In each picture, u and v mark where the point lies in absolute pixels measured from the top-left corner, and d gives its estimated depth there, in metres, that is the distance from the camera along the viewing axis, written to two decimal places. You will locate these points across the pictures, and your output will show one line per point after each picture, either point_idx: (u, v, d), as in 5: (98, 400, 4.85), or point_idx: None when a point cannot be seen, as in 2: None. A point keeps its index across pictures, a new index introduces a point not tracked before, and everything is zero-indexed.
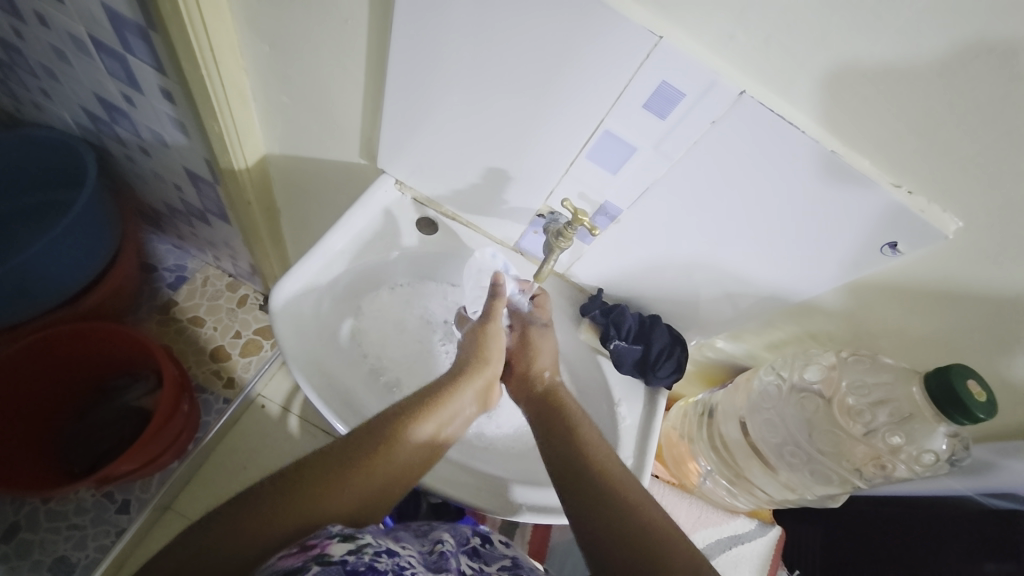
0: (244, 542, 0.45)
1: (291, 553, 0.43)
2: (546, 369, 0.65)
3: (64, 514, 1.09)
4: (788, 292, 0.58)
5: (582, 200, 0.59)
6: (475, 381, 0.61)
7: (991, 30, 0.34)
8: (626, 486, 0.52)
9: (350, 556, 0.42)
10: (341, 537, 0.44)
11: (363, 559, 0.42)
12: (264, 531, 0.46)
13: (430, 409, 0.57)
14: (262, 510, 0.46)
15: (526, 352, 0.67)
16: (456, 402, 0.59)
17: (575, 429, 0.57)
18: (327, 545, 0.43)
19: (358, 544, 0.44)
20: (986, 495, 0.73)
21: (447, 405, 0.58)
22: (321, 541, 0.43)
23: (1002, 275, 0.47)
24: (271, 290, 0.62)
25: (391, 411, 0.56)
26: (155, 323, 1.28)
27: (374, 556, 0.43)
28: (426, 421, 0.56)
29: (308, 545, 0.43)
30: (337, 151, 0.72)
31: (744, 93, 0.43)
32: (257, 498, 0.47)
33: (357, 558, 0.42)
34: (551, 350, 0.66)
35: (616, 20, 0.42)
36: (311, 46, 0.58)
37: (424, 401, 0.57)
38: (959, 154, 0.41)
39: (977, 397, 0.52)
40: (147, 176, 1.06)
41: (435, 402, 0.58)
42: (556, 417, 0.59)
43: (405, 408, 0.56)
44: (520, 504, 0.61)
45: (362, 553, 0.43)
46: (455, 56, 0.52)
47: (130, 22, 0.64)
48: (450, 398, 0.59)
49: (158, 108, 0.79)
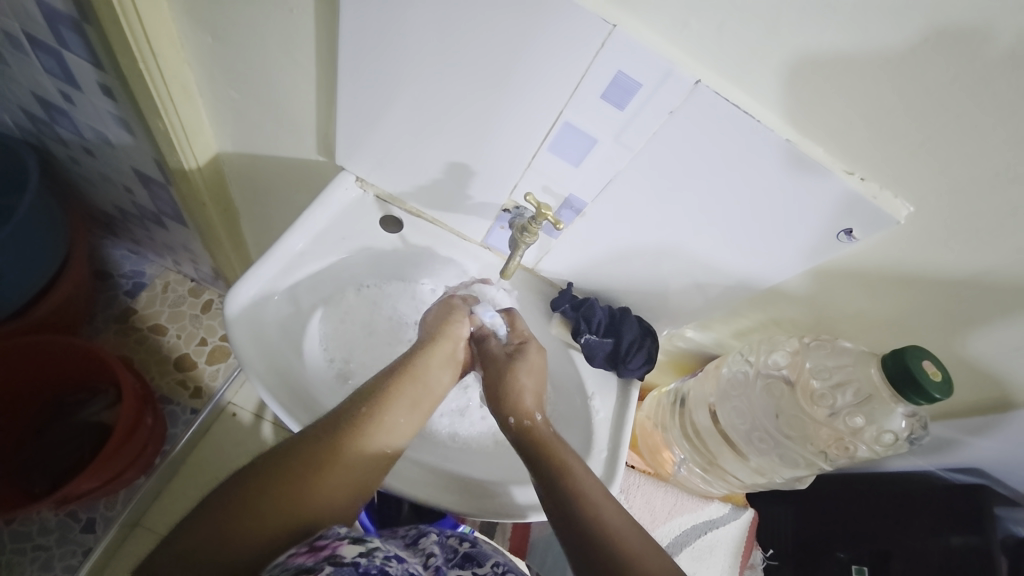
0: (227, 548, 0.43)
1: (302, 552, 0.42)
2: (512, 416, 0.61)
3: (28, 535, 1.04)
4: (754, 279, 0.59)
5: (546, 193, 0.58)
6: (441, 353, 0.61)
7: (933, 17, 0.34)
8: (584, 486, 0.53)
9: (362, 559, 0.41)
10: (351, 539, 0.43)
11: (375, 562, 0.41)
12: (245, 533, 0.44)
13: (396, 384, 0.56)
14: (240, 509, 0.45)
15: (506, 374, 0.63)
16: (425, 376, 0.58)
17: (549, 448, 0.57)
18: (339, 546, 0.42)
19: (368, 548, 0.43)
20: (948, 471, 0.79)
21: (415, 379, 0.57)
22: (332, 542, 0.42)
23: (953, 257, 0.48)
24: (226, 296, 0.60)
25: (360, 393, 0.55)
26: (113, 333, 1.22)
27: (384, 561, 0.42)
28: (396, 398, 0.55)
29: (318, 545, 0.42)
30: (294, 148, 0.69)
31: (699, 83, 0.43)
32: (232, 497, 0.46)
33: (368, 560, 0.41)
34: (535, 369, 0.64)
35: (568, 8, 0.41)
36: (258, 38, 0.56)
37: (392, 379, 0.56)
38: (909, 139, 0.41)
39: (932, 377, 0.54)
40: (95, 179, 1.00)
41: (402, 377, 0.57)
42: (535, 442, 0.58)
43: (373, 389, 0.55)
44: (525, 507, 0.60)
45: (373, 556, 0.42)
46: (408, 49, 0.50)
47: (61, 15, 0.60)
48: (417, 372, 0.58)
49: (99, 107, 0.74)
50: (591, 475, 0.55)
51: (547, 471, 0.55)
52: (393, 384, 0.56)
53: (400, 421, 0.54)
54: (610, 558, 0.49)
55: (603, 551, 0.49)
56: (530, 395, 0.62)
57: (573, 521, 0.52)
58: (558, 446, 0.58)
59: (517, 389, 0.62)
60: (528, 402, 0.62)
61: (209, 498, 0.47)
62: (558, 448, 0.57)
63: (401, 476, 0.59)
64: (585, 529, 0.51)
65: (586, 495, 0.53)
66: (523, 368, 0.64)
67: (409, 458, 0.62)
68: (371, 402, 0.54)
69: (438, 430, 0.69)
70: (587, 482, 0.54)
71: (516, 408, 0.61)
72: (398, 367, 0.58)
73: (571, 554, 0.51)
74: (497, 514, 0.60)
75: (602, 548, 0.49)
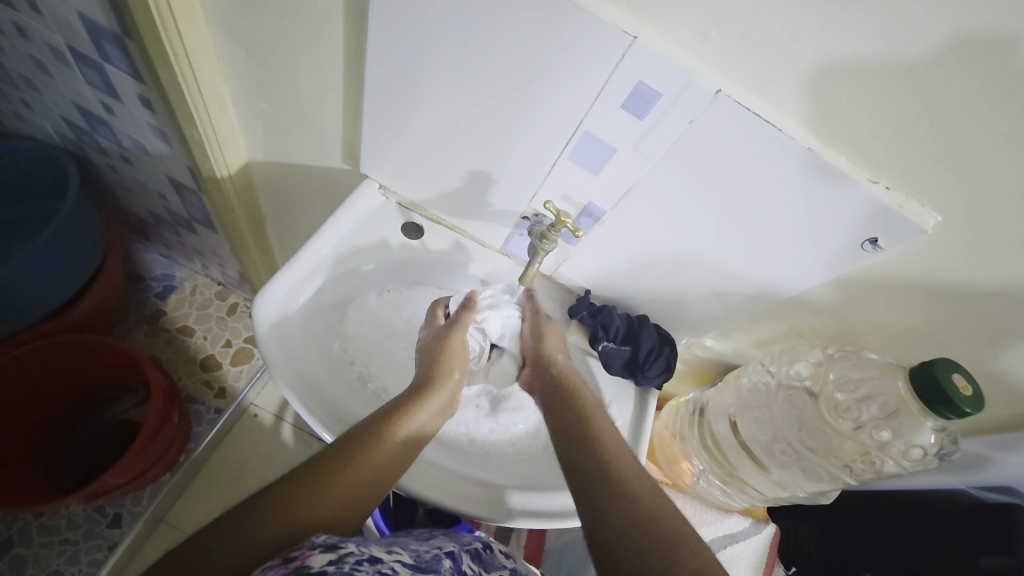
0: (237, 552, 0.47)
1: (276, 564, 0.43)
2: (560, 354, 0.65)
3: (57, 528, 1.08)
4: (775, 288, 0.58)
5: (566, 201, 0.59)
6: (444, 388, 0.62)
7: (961, 24, 0.34)
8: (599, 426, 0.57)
9: (330, 567, 0.42)
10: (322, 548, 0.44)
11: (343, 568, 0.42)
12: (256, 539, 0.47)
13: (400, 416, 0.58)
14: (245, 528, 0.48)
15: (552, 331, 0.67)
16: (423, 414, 0.59)
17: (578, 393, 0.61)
18: (309, 556, 0.43)
19: (338, 555, 0.44)
20: (980, 489, 0.75)
21: (417, 414, 0.59)
22: (304, 552, 0.44)
23: (983, 268, 0.47)
24: (255, 299, 0.62)
25: (370, 417, 0.57)
26: (144, 334, 1.26)
27: (355, 565, 0.43)
28: (400, 428, 0.57)
29: (290, 557, 0.44)
30: (320, 156, 0.71)
31: (719, 93, 0.43)
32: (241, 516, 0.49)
33: (337, 567, 0.42)
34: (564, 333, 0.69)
35: (588, 20, 0.42)
36: (289, 51, 0.58)
37: (392, 414, 0.57)
38: (936, 149, 0.41)
39: (962, 391, 0.52)
40: (131, 185, 1.05)
41: (405, 411, 0.58)
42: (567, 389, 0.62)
43: (378, 418, 0.57)
44: (514, 509, 0.61)
45: (342, 563, 0.43)
46: (430, 60, 0.51)
47: (105, 31, 0.63)
48: (417, 408, 0.59)
49: (137, 117, 0.78)
50: (612, 428, 0.58)
51: (570, 409, 0.59)
52: (397, 414, 0.58)
53: (403, 450, 0.56)
54: (610, 493, 0.51)
55: (606, 484, 0.51)
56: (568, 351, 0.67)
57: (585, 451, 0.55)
58: (587, 396, 0.61)
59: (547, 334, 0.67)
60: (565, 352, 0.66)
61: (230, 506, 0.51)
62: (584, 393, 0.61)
63: (418, 479, 0.60)
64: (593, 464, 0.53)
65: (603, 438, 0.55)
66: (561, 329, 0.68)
67: (429, 461, 0.63)
68: (377, 429, 0.56)
69: (456, 435, 0.69)
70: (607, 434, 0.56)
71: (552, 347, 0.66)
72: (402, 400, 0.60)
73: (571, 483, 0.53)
74: (506, 518, 0.60)
75: (605, 482, 0.52)
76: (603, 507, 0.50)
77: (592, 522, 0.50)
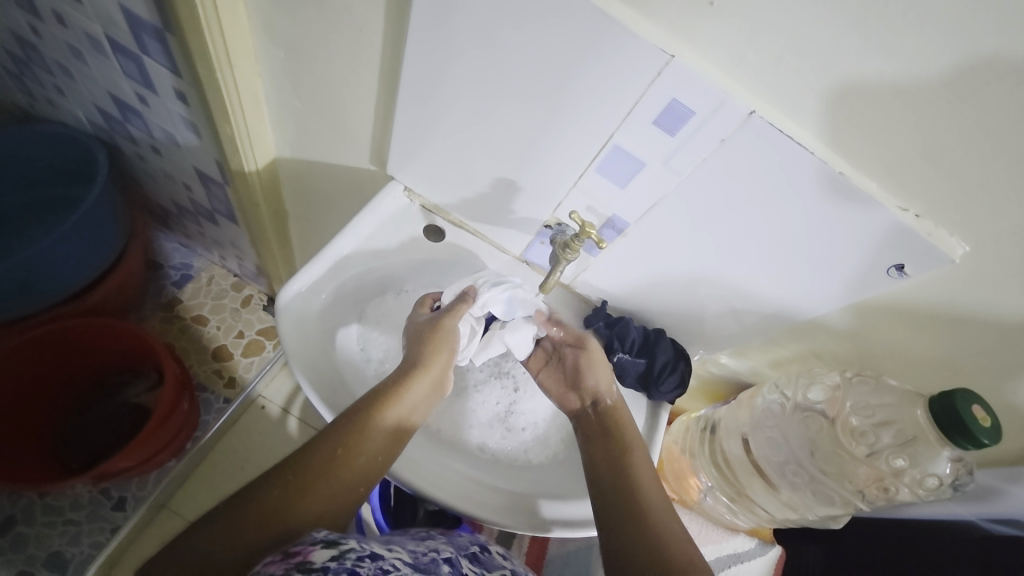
0: (238, 545, 0.47)
1: (276, 560, 0.44)
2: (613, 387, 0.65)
3: (61, 508, 1.09)
4: (793, 309, 0.58)
5: (590, 212, 0.59)
6: (428, 374, 0.62)
7: (1002, 56, 0.34)
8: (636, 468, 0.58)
9: (332, 563, 0.43)
10: (324, 544, 0.45)
11: (345, 565, 0.43)
12: (256, 532, 0.48)
13: (387, 403, 0.59)
14: (239, 516, 0.49)
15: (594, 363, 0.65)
16: (406, 399, 0.60)
17: (619, 427, 0.61)
18: (310, 553, 0.44)
19: (341, 551, 0.44)
20: (990, 521, 0.74)
21: (402, 400, 0.60)
22: (304, 548, 0.44)
23: (1007, 299, 0.47)
24: (278, 292, 0.63)
25: (361, 402, 0.58)
26: (159, 321, 1.28)
27: (356, 562, 0.44)
28: (388, 415, 0.58)
29: (291, 553, 0.44)
30: (347, 156, 0.73)
31: (753, 114, 0.43)
32: (236, 506, 0.50)
33: (339, 563, 0.43)
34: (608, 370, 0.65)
35: (627, 36, 0.42)
36: (326, 52, 0.59)
37: (376, 400, 0.59)
38: (968, 180, 0.41)
39: (981, 422, 0.52)
40: (157, 174, 1.07)
41: (391, 397, 0.59)
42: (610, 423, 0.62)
43: (365, 405, 0.58)
44: (550, 521, 0.61)
45: (344, 559, 0.43)
46: (465, 66, 0.52)
47: (146, 24, 0.65)
48: (403, 394, 0.60)
49: (170, 109, 0.80)
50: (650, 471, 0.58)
51: (610, 443, 0.60)
52: (384, 400, 0.59)
53: (391, 433, 0.57)
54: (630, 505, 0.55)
55: (629, 499, 0.55)
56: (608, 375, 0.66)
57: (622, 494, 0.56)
58: (631, 433, 0.61)
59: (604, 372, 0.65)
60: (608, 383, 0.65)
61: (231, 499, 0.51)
62: (627, 428, 0.61)
63: (431, 480, 0.62)
64: (618, 476, 0.57)
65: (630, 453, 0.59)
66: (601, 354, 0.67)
67: (443, 463, 0.64)
68: (365, 417, 0.57)
69: (469, 439, 0.70)
70: (644, 475, 0.57)
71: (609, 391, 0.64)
72: (388, 386, 0.60)
73: (602, 522, 0.55)
74: (510, 522, 0.61)
75: (629, 496, 0.55)
76: (621, 518, 0.54)
77: (609, 530, 0.54)
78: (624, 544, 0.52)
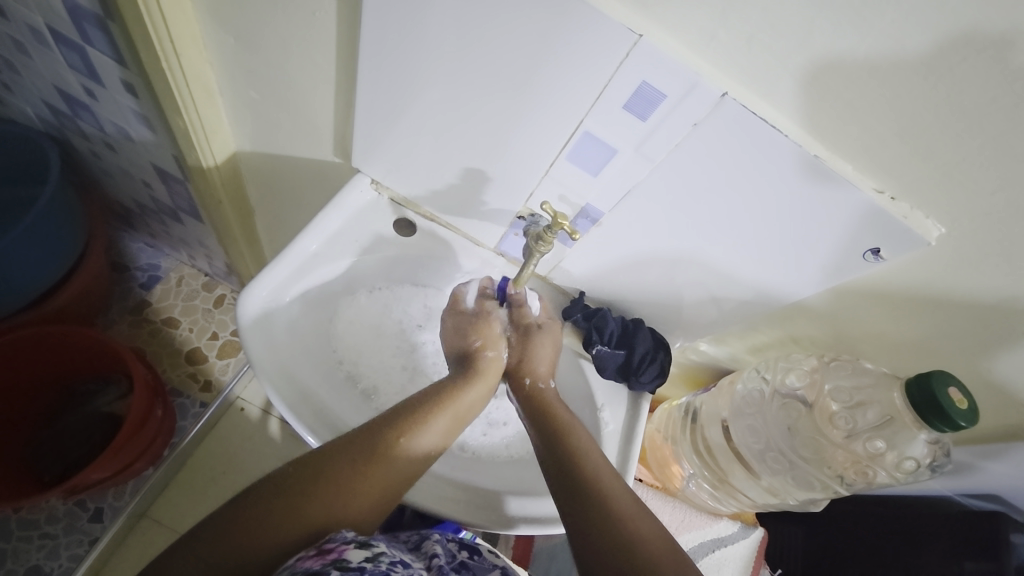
0: (239, 550, 0.45)
1: (310, 555, 0.43)
2: (527, 376, 0.63)
3: (36, 522, 1.05)
4: (771, 295, 0.57)
5: (563, 202, 0.58)
6: (483, 376, 0.62)
7: (978, 30, 0.33)
8: (598, 472, 0.53)
9: (368, 563, 0.42)
10: (357, 544, 0.44)
11: (380, 567, 0.43)
12: (259, 541, 0.45)
13: (441, 409, 0.57)
14: (231, 529, 0.46)
15: (525, 354, 0.64)
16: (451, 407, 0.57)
17: (558, 421, 0.58)
18: (345, 550, 0.43)
19: (374, 553, 0.44)
20: (967, 497, 0.76)
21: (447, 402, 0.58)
22: (338, 546, 0.43)
23: (981, 280, 0.47)
24: (239, 299, 0.60)
25: (393, 414, 0.55)
26: (127, 325, 1.23)
27: (390, 565, 0.44)
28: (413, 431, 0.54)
29: (325, 549, 0.43)
30: (310, 149, 0.69)
31: (726, 96, 0.41)
32: (231, 515, 0.47)
33: (374, 565, 0.43)
34: (549, 357, 0.64)
35: (594, 17, 0.40)
36: (279, 39, 0.56)
37: (408, 410, 0.56)
38: (943, 161, 0.40)
39: (958, 404, 0.52)
40: (114, 172, 1.01)
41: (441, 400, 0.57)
42: (557, 427, 0.58)
43: (414, 405, 0.56)
44: (514, 516, 0.60)
45: (379, 561, 0.43)
46: (428, 51, 0.49)
47: (86, 12, 0.60)
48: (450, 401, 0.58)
49: (120, 102, 0.75)
50: (615, 478, 0.54)
51: (556, 442, 0.56)
52: (438, 403, 0.57)
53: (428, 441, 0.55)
54: (593, 512, 0.51)
55: (592, 509, 0.51)
56: (548, 362, 0.64)
57: (587, 504, 0.51)
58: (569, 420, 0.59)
59: (534, 350, 0.64)
60: (546, 365, 0.64)
61: (243, 494, 0.49)
62: (562, 410, 0.60)
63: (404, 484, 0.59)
64: (575, 482, 0.53)
65: (585, 455, 0.55)
66: (546, 339, 0.65)
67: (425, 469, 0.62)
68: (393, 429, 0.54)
69: None
70: (608, 475, 0.54)
71: (530, 367, 0.63)
72: (441, 389, 0.59)
73: (572, 530, 0.51)
74: (497, 523, 0.60)
75: (593, 506, 0.51)
76: (588, 529, 0.50)
77: (583, 537, 0.50)
78: (598, 549, 0.49)
